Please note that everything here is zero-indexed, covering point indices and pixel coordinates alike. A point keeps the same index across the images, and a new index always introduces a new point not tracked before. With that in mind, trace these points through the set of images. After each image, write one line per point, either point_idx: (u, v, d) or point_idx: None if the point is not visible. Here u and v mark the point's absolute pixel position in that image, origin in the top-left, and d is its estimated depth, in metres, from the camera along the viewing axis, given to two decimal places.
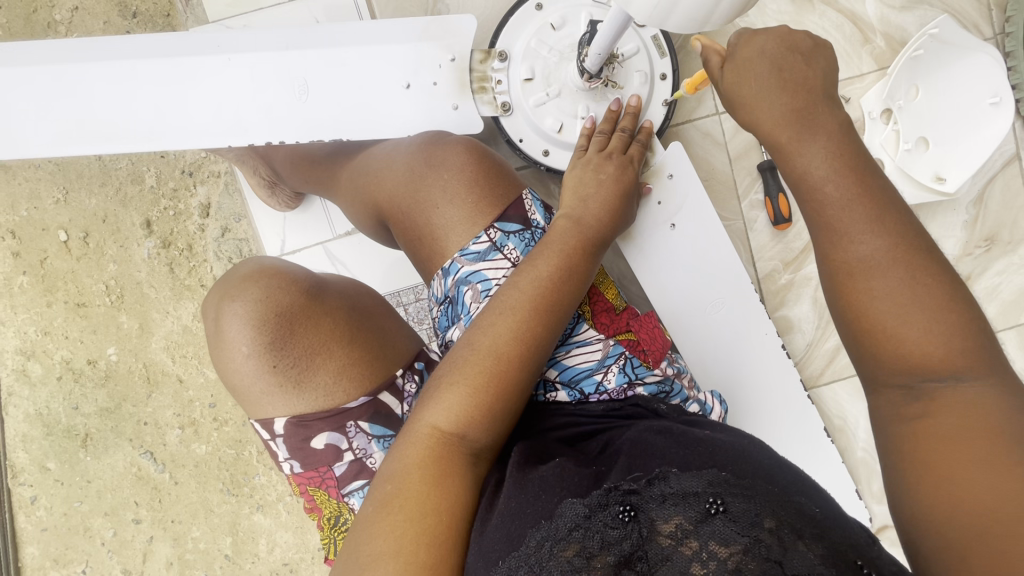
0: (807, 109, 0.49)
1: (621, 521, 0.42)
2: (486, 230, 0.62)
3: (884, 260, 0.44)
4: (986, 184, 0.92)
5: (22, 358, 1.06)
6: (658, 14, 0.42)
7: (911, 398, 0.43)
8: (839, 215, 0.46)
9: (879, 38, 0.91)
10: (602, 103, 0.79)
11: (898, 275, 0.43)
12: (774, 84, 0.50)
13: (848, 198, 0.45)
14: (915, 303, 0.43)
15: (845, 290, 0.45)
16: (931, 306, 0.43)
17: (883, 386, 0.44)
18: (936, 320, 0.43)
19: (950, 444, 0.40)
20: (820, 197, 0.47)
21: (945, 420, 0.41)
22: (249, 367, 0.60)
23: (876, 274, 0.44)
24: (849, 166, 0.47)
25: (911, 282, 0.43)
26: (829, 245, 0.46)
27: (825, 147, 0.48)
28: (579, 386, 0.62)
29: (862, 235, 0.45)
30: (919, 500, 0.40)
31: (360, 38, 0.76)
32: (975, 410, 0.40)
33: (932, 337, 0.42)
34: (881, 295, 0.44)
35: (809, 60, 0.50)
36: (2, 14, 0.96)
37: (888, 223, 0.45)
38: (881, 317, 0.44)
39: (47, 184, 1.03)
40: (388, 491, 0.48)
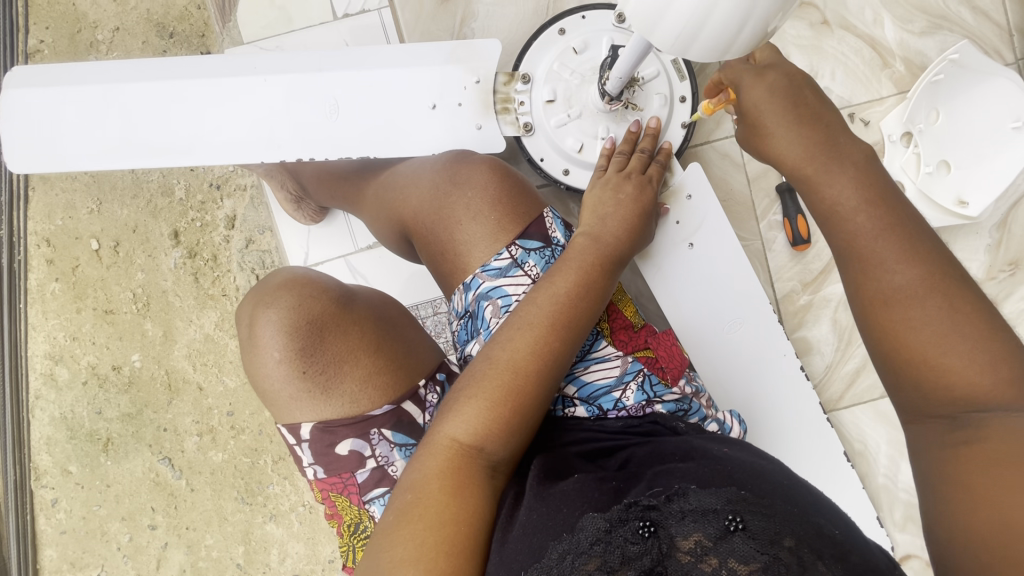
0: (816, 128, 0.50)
1: (641, 536, 0.42)
2: (508, 247, 0.64)
3: (924, 290, 0.45)
4: (1010, 208, 0.91)
5: (50, 362, 1.09)
6: (683, 42, 0.43)
7: (953, 428, 0.43)
8: (871, 246, 0.47)
9: (898, 62, 0.92)
10: (622, 124, 0.80)
11: (936, 304, 0.44)
12: (790, 122, 0.53)
13: (880, 227, 0.47)
14: (956, 331, 0.44)
15: (879, 317, 0.46)
16: (975, 336, 0.43)
17: (924, 416, 0.45)
18: (979, 347, 0.43)
19: (996, 471, 0.40)
20: (853, 228, 0.48)
21: (990, 447, 0.41)
22: (280, 373, 0.61)
23: (914, 304, 0.45)
24: (879, 198, 0.48)
25: (948, 310, 0.44)
26: (862, 276, 0.47)
27: (852, 181, 0.49)
28: (597, 402, 0.63)
29: (897, 265, 0.46)
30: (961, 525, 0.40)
31: (391, 61, 0.79)
32: (1016, 437, 0.40)
33: (974, 367, 0.43)
34: (919, 324, 0.45)
35: (806, 97, 0.53)
36: (49, 34, 1.02)
37: (921, 253, 0.46)
38: (920, 346, 0.44)
39: (82, 195, 1.08)
40: (408, 500, 0.49)
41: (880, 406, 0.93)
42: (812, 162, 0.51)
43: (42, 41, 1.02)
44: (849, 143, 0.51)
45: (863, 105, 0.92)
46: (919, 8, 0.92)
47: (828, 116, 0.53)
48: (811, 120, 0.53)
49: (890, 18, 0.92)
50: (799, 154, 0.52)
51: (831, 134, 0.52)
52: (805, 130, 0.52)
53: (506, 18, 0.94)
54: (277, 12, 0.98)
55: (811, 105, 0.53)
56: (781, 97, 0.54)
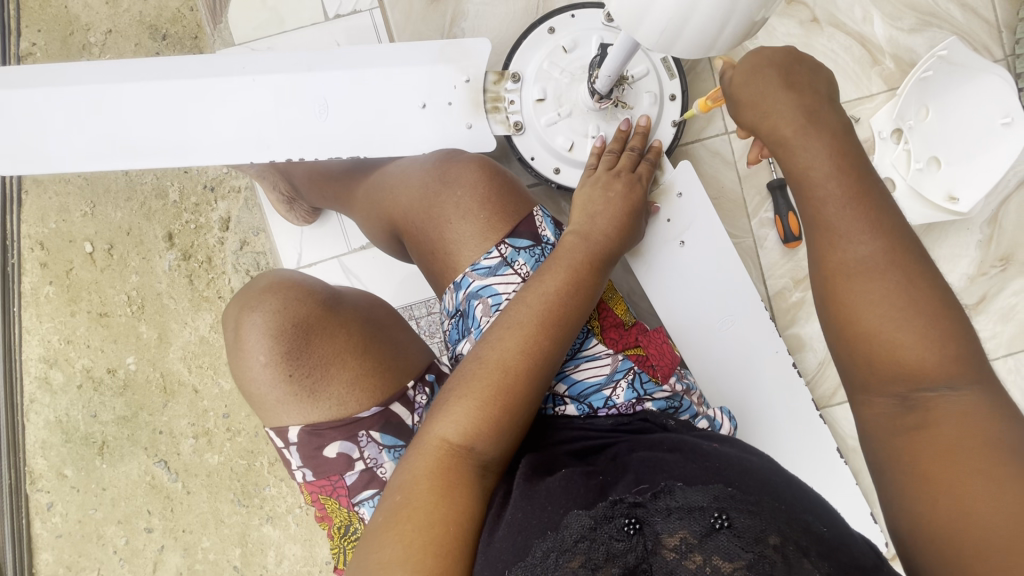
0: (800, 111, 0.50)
1: (627, 533, 0.42)
2: (498, 246, 0.64)
3: (881, 266, 0.44)
4: (1000, 204, 0.91)
5: (44, 366, 1.09)
6: (666, 38, 0.43)
7: (903, 409, 0.43)
8: (838, 215, 0.46)
9: (888, 59, 0.92)
10: (612, 122, 0.80)
11: (891, 282, 0.44)
12: (779, 88, 0.50)
13: (849, 197, 0.46)
14: (910, 308, 0.43)
15: (836, 294, 0.46)
16: (927, 314, 0.43)
17: (875, 394, 0.45)
18: (932, 325, 0.43)
19: (947, 456, 0.40)
20: (822, 194, 0.47)
21: (937, 430, 0.41)
22: (266, 377, 0.61)
23: (871, 278, 0.44)
24: (850, 166, 0.47)
25: (902, 288, 0.44)
26: (824, 246, 0.47)
27: (827, 147, 0.48)
28: (587, 401, 0.62)
29: (861, 237, 0.45)
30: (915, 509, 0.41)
31: (380, 60, 0.79)
32: (964, 420, 0.41)
33: (927, 345, 0.43)
34: (875, 299, 0.44)
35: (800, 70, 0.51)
36: (41, 37, 1.01)
37: (885, 225, 0.45)
38: (874, 322, 0.44)
39: (76, 198, 1.07)
40: (397, 501, 0.49)
41: None
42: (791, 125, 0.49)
43: (35, 44, 1.01)
44: (835, 117, 0.49)
45: (853, 102, 0.93)
46: (908, 5, 0.92)
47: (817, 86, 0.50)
48: (795, 97, 0.50)
49: (879, 15, 0.92)
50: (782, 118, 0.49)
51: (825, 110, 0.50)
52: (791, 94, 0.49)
53: (497, 17, 0.94)
54: (269, 13, 0.98)
55: (801, 75, 0.51)
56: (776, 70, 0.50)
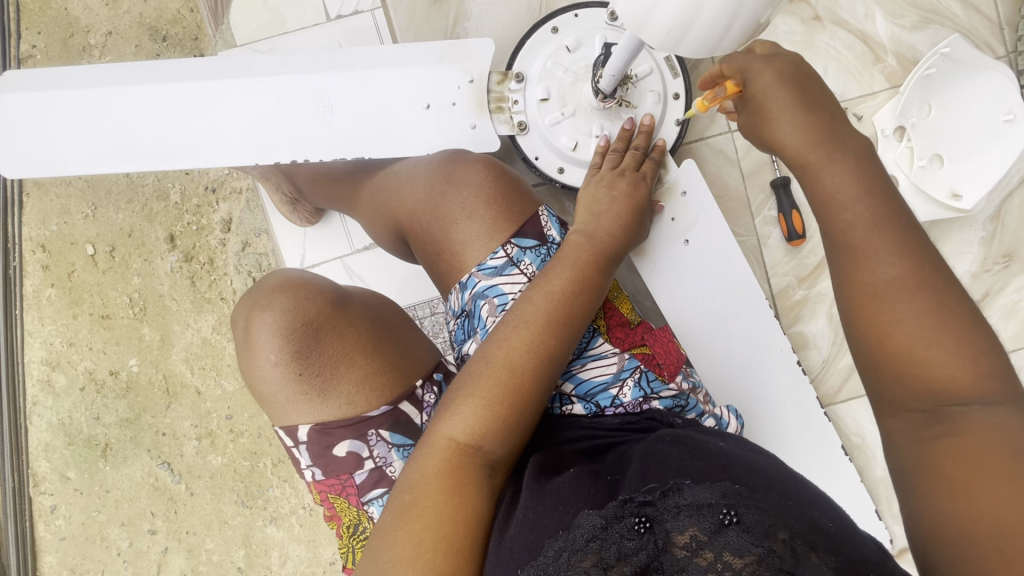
0: (806, 122, 0.50)
1: (638, 532, 0.42)
2: (504, 246, 0.64)
3: (905, 286, 0.45)
4: (1003, 200, 0.91)
5: (47, 368, 1.09)
6: (673, 38, 0.43)
7: (933, 422, 0.43)
8: (866, 238, 0.46)
9: (890, 57, 0.92)
10: (616, 122, 0.80)
11: (917, 301, 0.44)
12: (792, 109, 0.51)
13: (875, 220, 0.46)
14: (941, 327, 0.44)
15: (864, 312, 0.46)
16: (955, 331, 0.43)
17: (904, 408, 0.45)
18: (959, 342, 0.43)
19: (978, 465, 0.40)
20: (848, 219, 0.47)
21: (966, 441, 0.41)
22: (277, 376, 0.61)
23: (901, 298, 0.45)
24: (874, 190, 0.47)
25: (928, 306, 0.44)
26: (852, 267, 0.47)
27: (851, 172, 0.48)
28: (594, 400, 0.63)
29: (888, 259, 0.45)
30: (941, 518, 0.40)
31: (385, 61, 0.79)
32: (994, 433, 0.41)
33: (955, 363, 0.43)
34: (906, 317, 0.44)
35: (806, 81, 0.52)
36: (41, 39, 1.01)
37: (914, 248, 0.46)
38: (904, 339, 0.44)
39: (77, 200, 1.07)
40: (406, 501, 0.49)
41: None
42: (813, 150, 0.49)
43: (35, 46, 1.01)
44: (834, 130, 0.50)
45: (856, 100, 0.92)
46: (910, 2, 0.92)
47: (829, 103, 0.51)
48: (799, 107, 0.51)
49: (881, 13, 0.92)
50: (799, 141, 0.50)
51: (836, 122, 0.51)
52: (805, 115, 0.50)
53: (499, 17, 0.94)
54: (270, 14, 0.98)
55: (815, 94, 0.51)
56: (787, 86, 0.51)
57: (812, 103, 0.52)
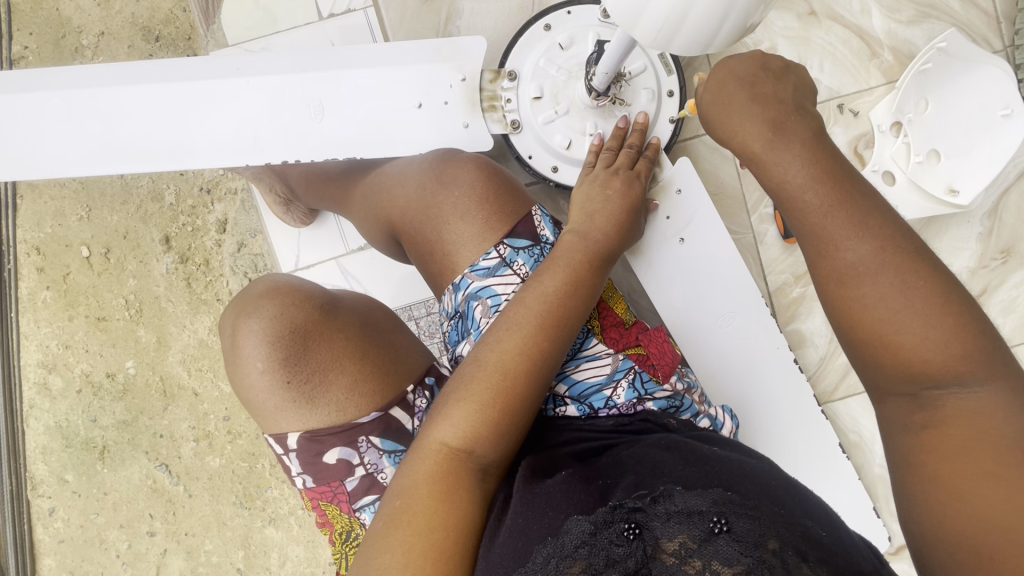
0: (776, 113, 0.50)
1: (627, 539, 0.42)
2: (496, 247, 0.63)
3: (874, 267, 0.44)
4: (1000, 196, 0.91)
5: (43, 371, 1.09)
6: (664, 36, 0.43)
7: (916, 407, 0.43)
8: (821, 224, 0.46)
9: (887, 52, 0.92)
10: (610, 120, 0.80)
11: (887, 279, 0.44)
12: (746, 99, 0.51)
13: (828, 204, 0.46)
14: (911, 307, 0.43)
15: (835, 299, 0.46)
16: (929, 308, 0.43)
17: (888, 394, 0.45)
18: (932, 321, 0.42)
19: (959, 455, 0.40)
20: (801, 206, 0.48)
21: (949, 427, 0.41)
22: (264, 384, 0.60)
23: (867, 281, 0.44)
24: (827, 172, 0.47)
25: (896, 286, 0.43)
26: (817, 254, 0.47)
27: (798, 158, 0.48)
28: (588, 401, 0.62)
29: (847, 242, 0.45)
30: (924, 510, 0.40)
31: (376, 60, 0.78)
32: (977, 416, 0.40)
33: (928, 344, 0.42)
34: (874, 301, 0.44)
35: (778, 77, 0.52)
36: (34, 40, 1.01)
37: (871, 223, 0.45)
38: (880, 323, 0.44)
39: (71, 202, 1.07)
40: (397, 507, 0.48)
41: (874, 396, 0.93)
42: (761, 140, 0.50)
43: (27, 47, 1.01)
44: (801, 124, 0.49)
45: (852, 95, 0.92)
46: None
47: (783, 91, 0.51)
48: (778, 97, 0.51)
49: (877, 7, 0.91)
50: (749, 132, 0.50)
51: (803, 113, 0.50)
52: (756, 106, 0.50)
53: (492, 14, 0.94)
54: (262, 13, 0.97)
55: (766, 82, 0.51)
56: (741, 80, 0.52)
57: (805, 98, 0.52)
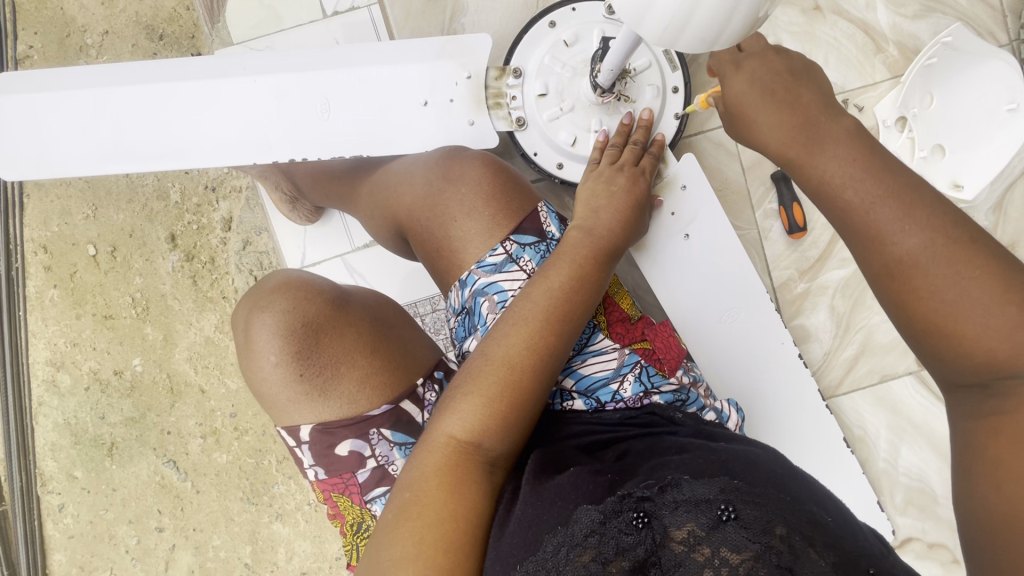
0: (805, 121, 0.51)
1: (636, 527, 0.43)
2: (503, 243, 0.64)
3: (929, 257, 0.43)
4: (1005, 190, 0.91)
5: (51, 369, 1.10)
6: (670, 33, 0.43)
7: (987, 398, 0.42)
8: (868, 219, 0.46)
9: (891, 47, 0.91)
10: (615, 117, 0.80)
11: (944, 270, 0.43)
12: (772, 109, 0.53)
13: (873, 197, 0.46)
14: (975, 297, 0.42)
15: (892, 294, 0.45)
16: (995, 295, 0.42)
17: (960, 385, 0.44)
18: (997, 309, 0.42)
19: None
20: (845, 203, 0.48)
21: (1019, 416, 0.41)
22: (277, 376, 0.61)
23: (924, 273, 0.44)
24: (869, 167, 0.47)
25: (955, 276, 0.43)
26: (869, 249, 0.46)
27: (840, 154, 0.49)
28: (595, 395, 0.63)
29: (899, 234, 0.45)
30: (986, 503, 0.40)
31: (382, 57, 0.78)
32: None
33: (995, 334, 0.41)
34: (934, 293, 0.43)
35: (800, 81, 0.53)
36: (38, 40, 1.01)
37: (921, 212, 0.45)
38: (944, 315, 0.43)
39: (78, 201, 1.07)
40: (407, 499, 0.49)
41: (879, 390, 0.93)
42: (796, 145, 0.51)
43: (31, 47, 1.01)
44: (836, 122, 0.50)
45: (856, 90, 0.92)
46: None
47: (810, 93, 0.53)
48: (803, 103, 0.52)
49: (882, 2, 0.91)
50: (782, 139, 0.52)
51: (824, 108, 0.52)
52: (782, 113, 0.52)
53: (496, 12, 0.94)
54: (266, 11, 0.97)
55: (793, 89, 0.53)
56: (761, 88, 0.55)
57: (810, 93, 0.53)
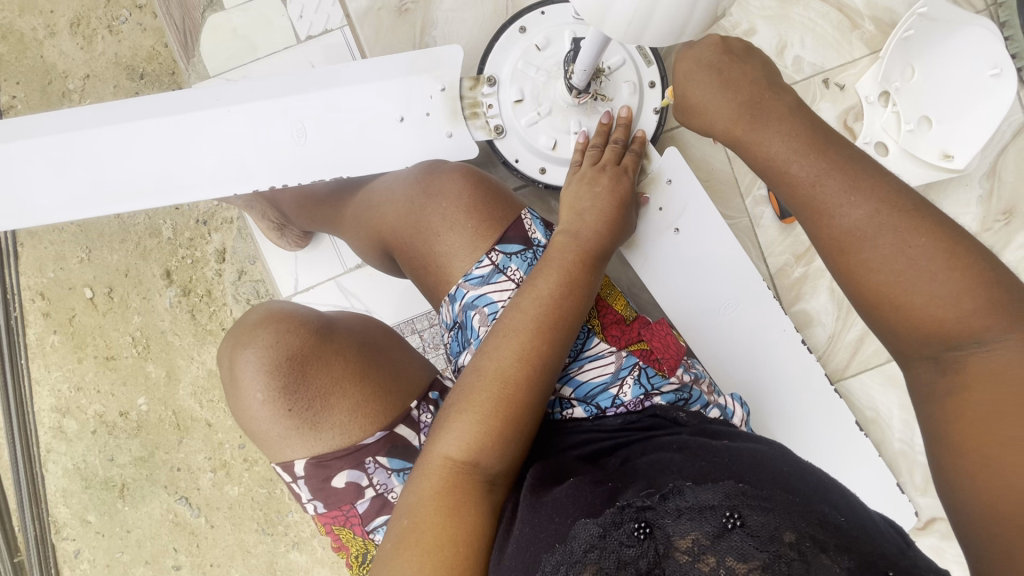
0: (748, 102, 0.52)
1: (637, 539, 0.41)
2: (488, 254, 0.63)
3: (872, 227, 0.45)
4: (997, 156, 0.89)
5: (57, 415, 1.09)
6: (635, 29, 0.42)
7: (939, 370, 0.43)
8: (814, 193, 0.47)
9: (867, 22, 0.91)
10: (593, 116, 0.79)
11: (889, 241, 0.44)
12: (716, 89, 0.54)
13: (816, 172, 0.47)
14: (916, 269, 0.43)
15: (838, 265, 0.46)
16: (938, 265, 0.43)
17: (913, 358, 0.45)
18: (941, 280, 0.42)
19: (987, 423, 0.40)
20: (791, 179, 0.49)
21: (973, 389, 0.41)
22: (266, 413, 0.60)
23: (868, 244, 0.45)
24: (811, 143, 0.49)
25: (902, 245, 0.44)
26: (816, 223, 0.47)
27: (782, 132, 0.50)
28: (595, 401, 0.61)
29: (843, 206, 0.46)
30: (958, 485, 0.40)
31: (353, 78, 0.78)
32: (1000, 375, 0.41)
33: (939, 303, 0.42)
34: (877, 265, 0.44)
35: (743, 59, 0.54)
36: (21, 88, 1.02)
37: (866, 186, 0.46)
38: (885, 287, 0.44)
39: (71, 245, 1.07)
40: (405, 526, 0.48)
41: (888, 369, 0.92)
42: (742, 123, 0.52)
43: (15, 96, 1.02)
44: (779, 101, 0.52)
45: (836, 69, 0.91)
46: None
47: (753, 72, 0.54)
48: (746, 81, 0.53)
49: None
50: (728, 122, 0.53)
51: (776, 90, 0.53)
52: (727, 95, 0.53)
53: (468, 22, 0.94)
54: (240, 40, 0.97)
55: (734, 70, 0.54)
56: (708, 66, 0.54)
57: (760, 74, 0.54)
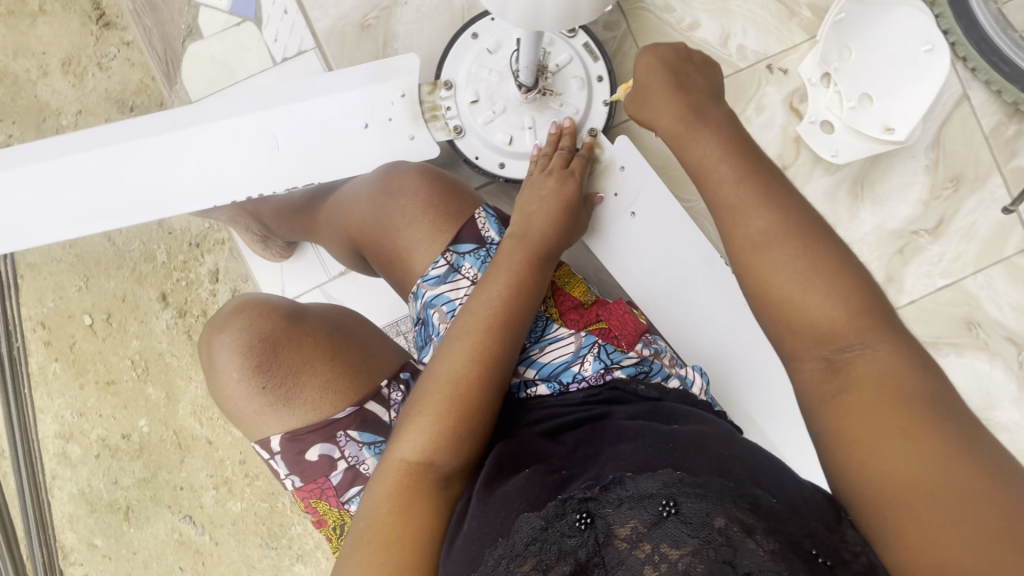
0: (693, 104, 0.59)
1: (578, 529, 0.43)
2: (443, 255, 0.66)
3: (775, 234, 0.49)
4: (939, 127, 0.93)
5: (61, 441, 1.12)
6: (532, 15, 0.46)
7: (829, 371, 0.46)
8: (732, 195, 0.53)
9: (805, 10, 0.95)
10: (545, 112, 0.84)
11: (790, 248, 0.49)
12: (669, 93, 0.60)
13: (738, 175, 0.53)
14: (812, 273, 0.47)
15: (744, 263, 0.50)
16: (827, 274, 0.47)
17: (806, 361, 0.47)
18: (828, 287, 0.47)
19: (869, 415, 0.42)
20: (718, 177, 0.54)
21: (858, 385, 0.44)
22: (241, 391, 0.64)
23: (772, 246, 0.49)
24: (735, 151, 0.55)
25: (801, 250, 0.48)
26: (730, 225, 0.52)
27: (714, 139, 0.57)
28: (558, 378, 0.64)
29: (755, 212, 0.51)
30: (846, 471, 0.42)
31: (320, 89, 0.83)
32: (879, 372, 0.44)
33: (827, 306, 0.46)
34: (779, 265, 0.49)
35: (698, 71, 0.62)
36: (17, 127, 1.07)
37: (778, 199, 0.51)
38: (783, 288, 0.48)
39: (69, 275, 1.12)
40: (360, 526, 0.50)
41: None
42: (681, 124, 0.59)
43: (12, 135, 1.07)
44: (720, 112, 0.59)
45: (779, 55, 0.95)
46: None
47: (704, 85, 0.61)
48: (692, 88, 0.61)
49: None
50: (671, 123, 0.60)
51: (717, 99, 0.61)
52: (676, 98, 0.60)
53: (427, 33, 0.99)
54: (218, 67, 1.03)
55: (692, 77, 0.61)
56: (665, 70, 0.61)
57: (706, 86, 0.61)
